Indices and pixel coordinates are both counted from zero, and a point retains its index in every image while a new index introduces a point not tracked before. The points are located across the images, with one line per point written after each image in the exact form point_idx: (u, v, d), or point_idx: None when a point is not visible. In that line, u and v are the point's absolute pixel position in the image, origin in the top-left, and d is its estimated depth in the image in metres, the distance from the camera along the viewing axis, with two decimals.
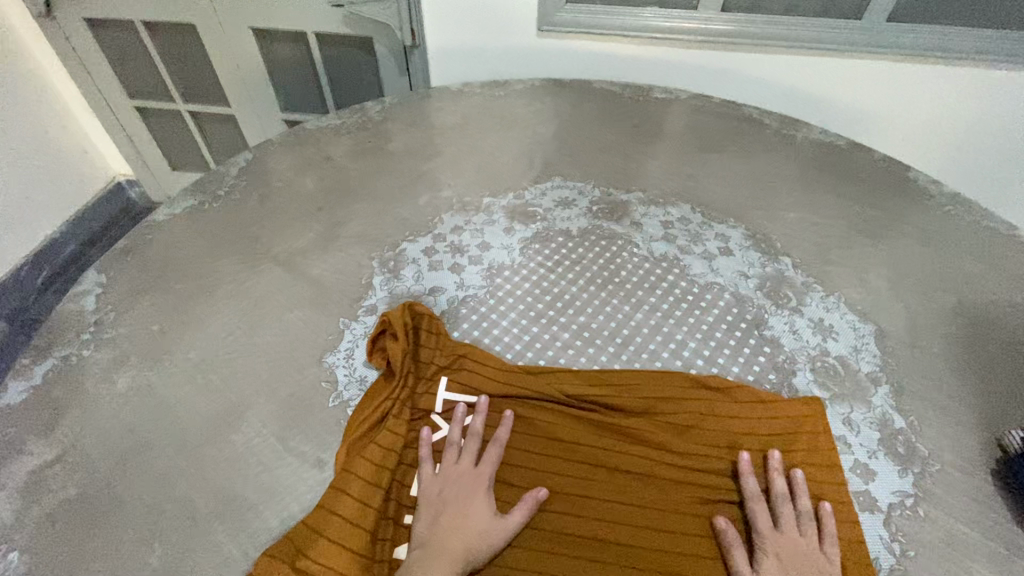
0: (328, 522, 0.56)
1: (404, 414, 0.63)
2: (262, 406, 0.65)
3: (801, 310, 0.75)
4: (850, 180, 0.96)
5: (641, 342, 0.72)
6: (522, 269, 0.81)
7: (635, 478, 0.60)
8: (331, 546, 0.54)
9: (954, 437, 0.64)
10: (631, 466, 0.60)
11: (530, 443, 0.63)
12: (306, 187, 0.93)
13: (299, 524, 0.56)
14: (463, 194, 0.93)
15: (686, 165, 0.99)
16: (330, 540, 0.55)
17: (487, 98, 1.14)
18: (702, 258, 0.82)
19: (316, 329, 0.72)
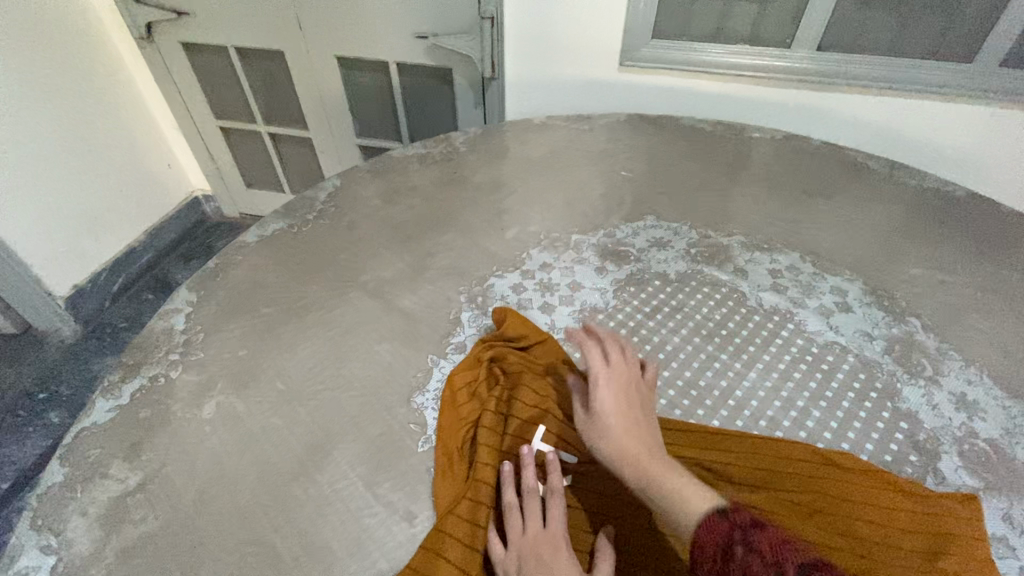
0: None
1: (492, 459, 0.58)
2: (346, 445, 0.62)
3: (939, 381, 0.66)
4: (976, 232, 0.86)
5: (756, 406, 0.64)
6: (617, 314, 0.76)
7: None
8: None
9: None
10: None
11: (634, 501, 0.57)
12: (392, 214, 0.92)
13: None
14: (550, 229, 0.90)
15: (788, 209, 0.93)
16: None
17: (570, 132, 1.12)
18: (818, 313, 0.74)
19: (401, 364, 0.69)
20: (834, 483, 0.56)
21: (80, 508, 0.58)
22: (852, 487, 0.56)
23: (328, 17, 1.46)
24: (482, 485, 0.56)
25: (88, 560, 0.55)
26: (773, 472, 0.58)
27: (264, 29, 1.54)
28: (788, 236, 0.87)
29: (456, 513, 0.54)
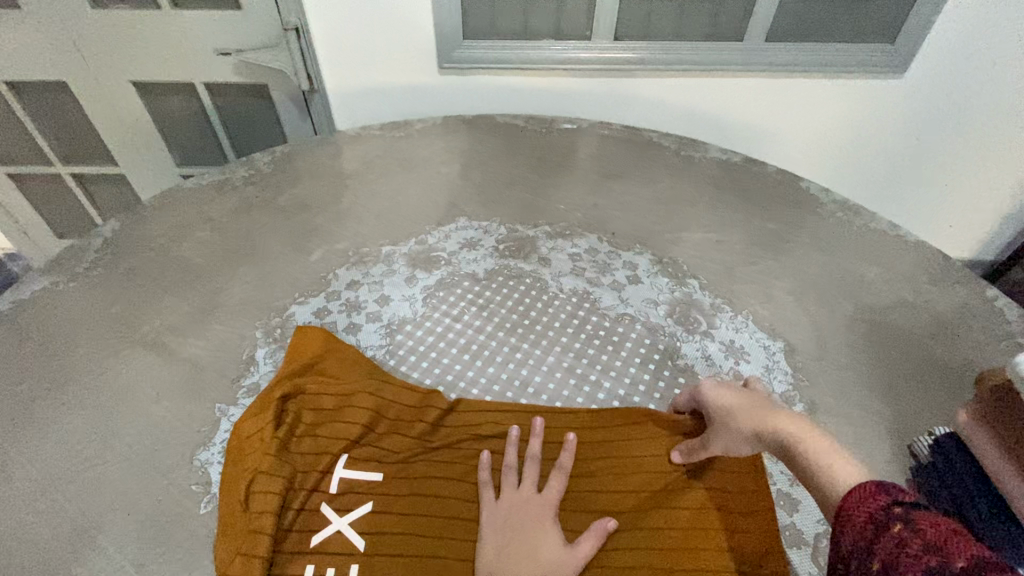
0: None
1: (271, 505, 0.54)
2: (115, 525, 0.55)
3: (712, 334, 0.73)
4: (750, 194, 0.97)
5: (553, 389, 0.68)
6: (425, 322, 0.75)
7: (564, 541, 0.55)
8: None
9: (867, 450, 0.62)
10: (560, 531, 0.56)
11: (444, 509, 0.57)
12: (183, 254, 0.84)
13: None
14: (361, 244, 0.87)
15: (593, 194, 0.98)
16: None
17: (386, 141, 1.09)
18: (611, 289, 0.80)
19: (184, 421, 0.63)
20: (604, 446, 0.62)
21: None
22: (621, 445, 0.62)
23: (108, 41, 1.30)
24: (258, 535, 0.53)
25: None
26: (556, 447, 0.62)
27: (34, 59, 1.33)
28: (590, 220, 0.92)
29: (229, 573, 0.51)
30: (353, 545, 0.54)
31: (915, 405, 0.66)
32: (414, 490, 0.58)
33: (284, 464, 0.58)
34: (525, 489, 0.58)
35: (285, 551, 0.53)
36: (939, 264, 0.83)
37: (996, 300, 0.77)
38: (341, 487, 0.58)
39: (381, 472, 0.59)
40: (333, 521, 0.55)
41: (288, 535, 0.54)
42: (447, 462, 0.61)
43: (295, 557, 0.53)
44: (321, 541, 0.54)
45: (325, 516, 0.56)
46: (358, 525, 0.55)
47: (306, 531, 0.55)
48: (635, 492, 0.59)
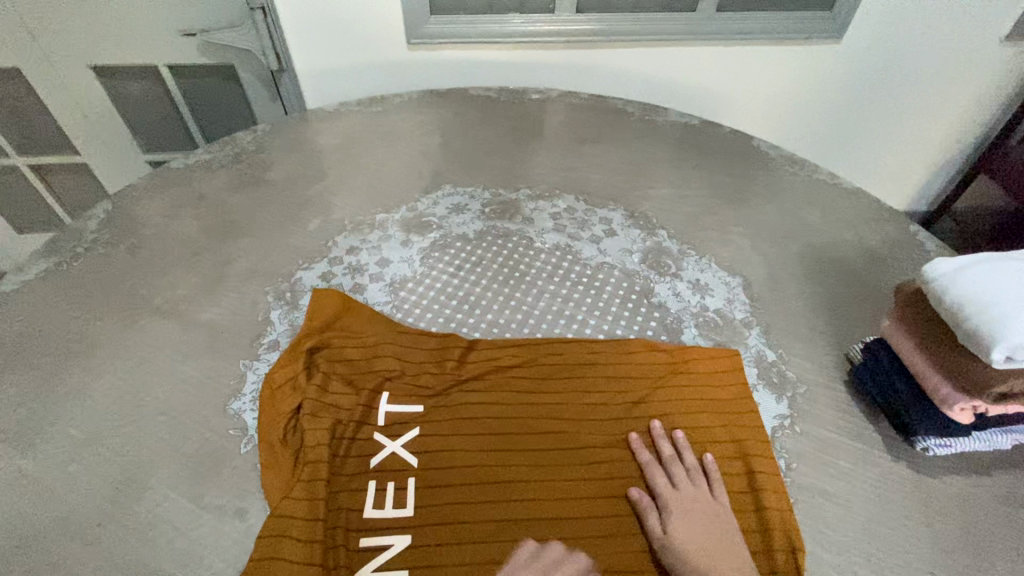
0: (282, 555, 0.55)
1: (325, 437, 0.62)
2: (164, 468, 0.61)
3: (680, 275, 0.83)
4: (708, 153, 1.07)
5: (548, 328, 0.76)
6: (425, 279, 0.82)
7: (589, 442, 0.64)
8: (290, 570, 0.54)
9: (813, 360, 0.73)
10: (582, 434, 0.64)
11: (480, 427, 0.65)
12: (182, 230, 0.88)
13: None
14: (354, 213, 0.92)
15: (565, 157, 1.06)
16: (289, 564, 0.55)
17: (365, 116, 1.13)
18: (591, 242, 0.89)
19: (212, 378, 0.69)
20: (610, 366, 0.70)
21: None
22: (625, 365, 0.71)
23: (69, 27, 1.27)
24: (317, 463, 0.60)
25: None
26: (569, 370, 0.70)
27: None
28: (566, 182, 1.01)
29: (293, 495, 0.58)
30: (406, 462, 0.62)
31: (851, 322, 0.78)
32: (452, 417, 0.65)
33: (327, 405, 0.65)
34: (551, 410, 0.66)
35: (345, 474, 0.61)
36: (870, 206, 0.95)
37: (917, 234, 0.90)
38: (387, 418, 0.65)
39: (420, 404, 0.66)
40: (385, 446, 0.63)
41: (344, 460, 0.62)
42: (478, 390, 0.68)
43: (355, 477, 0.60)
44: (379, 462, 0.62)
45: (379, 442, 0.63)
46: (408, 448, 0.63)
47: (362, 456, 0.62)
48: (644, 400, 0.68)
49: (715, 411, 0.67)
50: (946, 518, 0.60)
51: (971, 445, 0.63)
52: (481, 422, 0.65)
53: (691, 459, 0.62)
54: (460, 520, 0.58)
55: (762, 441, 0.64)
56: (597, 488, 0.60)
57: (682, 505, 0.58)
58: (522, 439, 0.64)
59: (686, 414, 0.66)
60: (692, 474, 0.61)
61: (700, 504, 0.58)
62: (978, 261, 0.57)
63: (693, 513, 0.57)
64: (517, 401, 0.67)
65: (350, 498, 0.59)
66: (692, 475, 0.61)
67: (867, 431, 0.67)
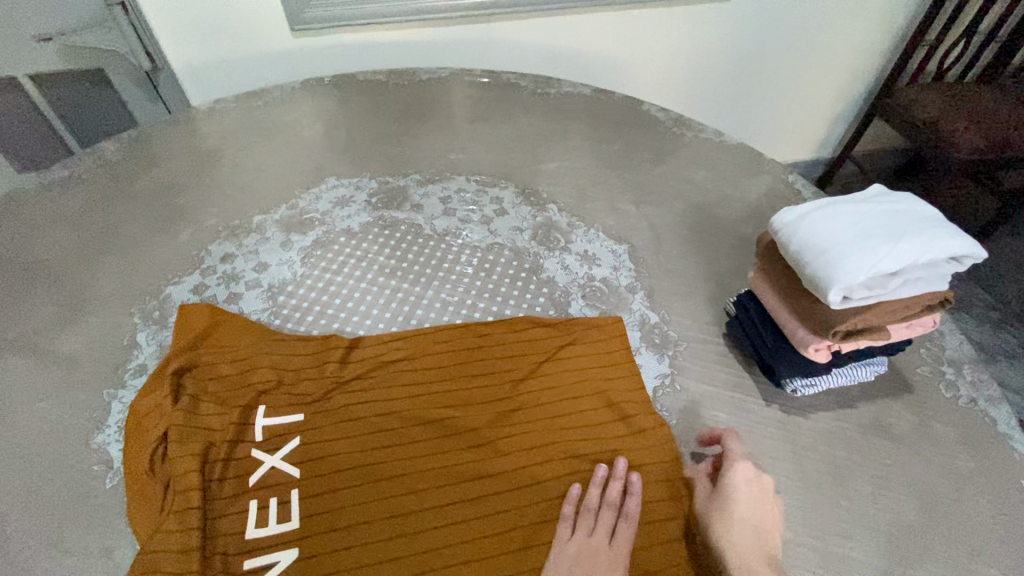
0: None
1: (194, 463, 0.58)
2: (18, 516, 0.57)
3: (569, 248, 0.84)
4: (599, 122, 1.07)
5: (435, 317, 0.74)
6: (306, 280, 0.78)
7: (477, 428, 0.63)
8: None
9: (694, 317, 0.75)
10: (472, 422, 0.63)
11: (364, 428, 0.63)
12: (34, 257, 0.81)
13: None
14: (231, 218, 0.88)
15: (458, 139, 1.03)
16: None
17: (244, 113, 1.07)
18: (480, 224, 0.87)
19: (72, 412, 0.64)
20: (497, 348, 0.70)
21: None
22: (510, 346, 0.70)
23: None
24: (189, 492, 0.56)
25: None
26: (455, 358, 0.69)
27: None
28: (458, 164, 0.99)
29: (165, 528, 0.55)
30: (288, 475, 0.59)
31: (730, 277, 0.81)
32: (336, 421, 0.63)
33: (197, 428, 0.61)
34: (439, 402, 0.65)
35: (222, 497, 0.58)
36: (752, 161, 0.98)
37: (794, 184, 0.93)
38: (265, 433, 0.62)
39: (301, 413, 0.64)
40: (266, 461, 0.60)
41: (220, 483, 0.58)
42: (362, 392, 0.66)
43: (232, 499, 0.57)
44: (257, 480, 0.59)
45: (257, 459, 0.60)
46: (289, 461, 0.60)
47: (240, 476, 0.59)
48: (532, 378, 0.67)
49: (600, 381, 0.67)
50: (812, 453, 0.64)
51: (834, 380, 0.67)
52: (366, 421, 0.63)
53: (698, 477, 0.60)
54: (348, 523, 0.56)
55: (645, 404, 0.66)
56: (487, 474, 0.60)
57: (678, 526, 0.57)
58: (411, 432, 0.63)
59: (572, 387, 0.67)
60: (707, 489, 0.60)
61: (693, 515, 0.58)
62: (816, 208, 0.60)
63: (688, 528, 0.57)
64: (403, 397, 0.65)
65: (231, 522, 0.56)
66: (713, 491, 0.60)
67: (742, 380, 0.70)
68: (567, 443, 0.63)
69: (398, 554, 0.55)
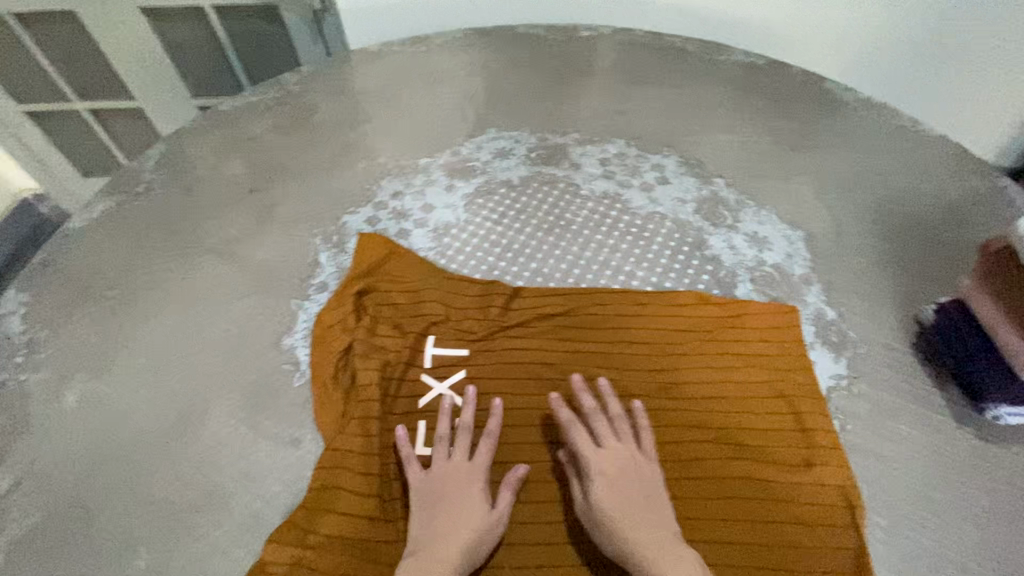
0: (339, 479, 0.58)
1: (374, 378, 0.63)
2: (223, 398, 0.64)
3: (737, 227, 0.79)
4: (772, 96, 0.98)
5: (593, 278, 0.74)
6: (468, 226, 0.80)
7: (635, 394, 0.63)
8: (347, 496, 0.57)
9: (877, 320, 0.69)
10: (629, 387, 0.63)
11: (524, 375, 0.64)
12: (229, 173, 0.89)
13: (302, 509, 0.56)
14: (398, 157, 0.91)
15: (617, 102, 0.99)
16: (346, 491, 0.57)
17: (407, 56, 1.09)
18: (641, 190, 0.84)
19: (265, 316, 0.71)
20: (660, 319, 0.68)
21: None
22: (672, 318, 0.68)
23: None
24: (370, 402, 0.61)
25: None
26: (614, 322, 0.68)
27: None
28: (617, 126, 0.94)
29: (348, 431, 0.60)
30: (453, 405, 0.62)
31: (921, 282, 0.73)
32: (498, 362, 0.65)
33: (375, 347, 0.66)
34: (598, 364, 0.65)
35: (396, 413, 0.62)
36: (956, 155, 0.86)
37: (1008, 187, 0.81)
38: (433, 361, 0.65)
39: (466, 349, 0.66)
40: (434, 387, 0.64)
41: (394, 400, 0.63)
42: (522, 339, 0.67)
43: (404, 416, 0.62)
44: (426, 403, 0.63)
45: (426, 385, 0.64)
46: (455, 392, 0.63)
47: (411, 397, 0.63)
48: (694, 355, 0.65)
49: (768, 370, 0.64)
50: (1009, 486, 0.58)
51: None
52: (526, 368, 0.65)
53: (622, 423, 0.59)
54: (507, 460, 0.60)
55: (815, 403, 0.62)
56: None
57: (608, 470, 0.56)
58: (568, 387, 0.63)
59: (735, 372, 0.64)
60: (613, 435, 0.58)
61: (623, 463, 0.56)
62: None
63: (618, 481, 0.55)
64: (561, 351, 0.66)
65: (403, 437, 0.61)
66: (617, 430, 0.58)
67: (931, 395, 0.63)
68: (727, 427, 0.60)
69: (553, 497, 0.58)
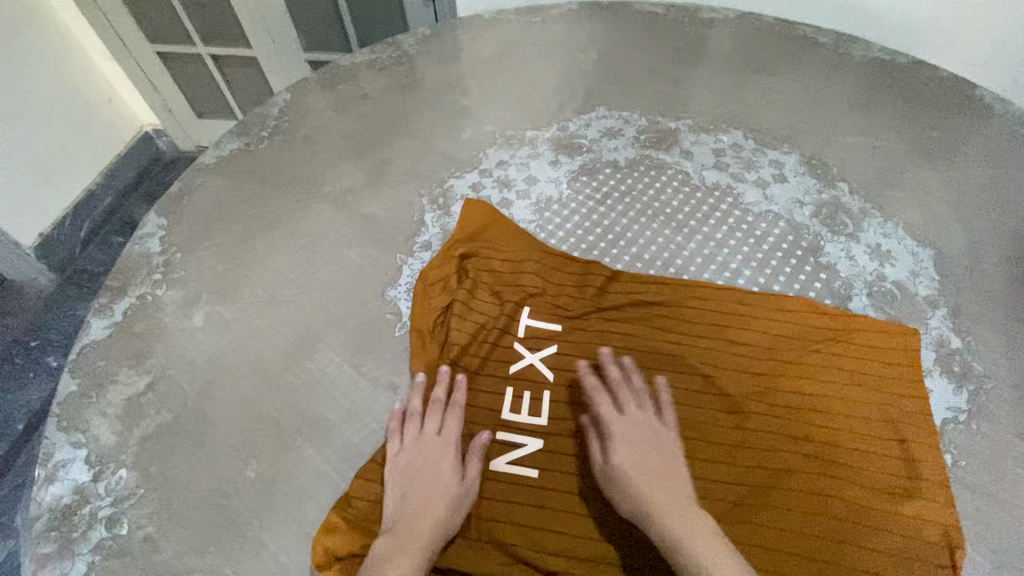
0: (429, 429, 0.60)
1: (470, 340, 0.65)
2: (330, 338, 0.69)
3: (858, 237, 0.74)
4: (913, 99, 0.89)
5: (696, 271, 0.72)
6: (571, 202, 0.80)
7: (728, 394, 0.61)
8: None
9: (1010, 355, 0.63)
10: (723, 386, 0.61)
11: (616, 358, 0.64)
12: (346, 126, 0.93)
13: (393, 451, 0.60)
14: (506, 126, 0.91)
15: (738, 90, 0.93)
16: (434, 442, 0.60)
17: (521, 25, 1.08)
18: (756, 186, 0.80)
19: (372, 267, 0.75)
20: (762, 322, 0.65)
21: (99, 410, 0.65)
22: (775, 323, 0.65)
23: None
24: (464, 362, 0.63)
25: (113, 451, 0.62)
26: (712, 318, 0.66)
27: None
28: (735, 117, 0.90)
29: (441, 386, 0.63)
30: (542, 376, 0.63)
31: None
32: (591, 342, 0.65)
33: (473, 310, 0.68)
34: (692, 358, 0.63)
35: (486, 375, 0.64)
36: None
37: None
38: (526, 332, 0.66)
39: (560, 324, 0.67)
40: (525, 356, 0.65)
41: (486, 362, 0.65)
42: (617, 323, 0.67)
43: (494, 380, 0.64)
44: (517, 371, 0.64)
45: (517, 353, 0.65)
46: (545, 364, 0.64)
47: (502, 362, 0.65)
48: (796, 363, 0.62)
49: (876, 391, 0.60)
50: None
51: None
52: (619, 352, 0.64)
53: (640, 384, 0.61)
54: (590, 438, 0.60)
55: (926, 434, 0.58)
56: (731, 442, 0.58)
57: (627, 436, 0.57)
58: (660, 376, 0.63)
59: (839, 388, 0.61)
60: (643, 400, 0.60)
61: (640, 429, 0.57)
62: None
63: (635, 448, 0.56)
64: (655, 339, 0.65)
65: (492, 399, 0.62)
66: (639, 399, 0.60)
67: None
68: (824, 442, 0.58)
69: None
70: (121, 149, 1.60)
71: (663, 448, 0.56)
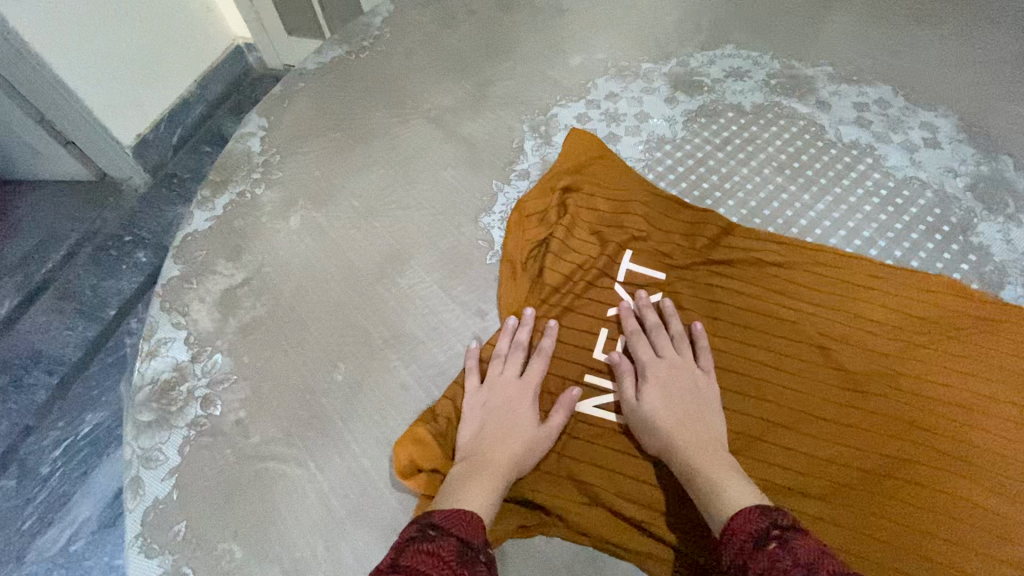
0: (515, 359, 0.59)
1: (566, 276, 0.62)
2: (420, 256, 0.68)
3: (1021, 219, 0.64)
4: None
5: (820, 234, 0.65)
6: (685, 145, 0.74)
7: (845, 370, 0.56)
8: None
9: None
10: (839, 361, 0.56)
11: (721, 315, 0.60)
12: (449, 43, 0.88)
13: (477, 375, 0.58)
14: (619, 56, 0.83)
15: (893, 38, 0.81)
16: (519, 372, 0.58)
17: None
18: (901, 148, 0.71)
19: (468, 190, 0.72)
20: (894, 299, 0.58)
21: (199, 296, 0.67)
22: (909, 302, 0.58)
23: None
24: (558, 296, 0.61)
25: (210, 336, 0.65)
26: (836, 287, 0.60)
27: None
28: (886, 68, 0.78)
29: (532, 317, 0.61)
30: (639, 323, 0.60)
31: None
32: (695, 295, 0.61)
33: (571, 245, 0.64)
34: (808, 327, 0.58)
35: (578, 312, 0.61)
36: None
37: None
38: (626, 275, 0.63)
39: (663, 272, 0.62)
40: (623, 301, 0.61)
41: (580, 300, 0.62)
42: (727, 279, 0.61)
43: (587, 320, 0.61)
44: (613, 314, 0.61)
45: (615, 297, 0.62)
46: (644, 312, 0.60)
47: (597, 303, 0.62)
48: (928, 349, 0.56)
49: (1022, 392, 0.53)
50: None
51: None
52: (725, 308, 0.60)
53: (675, 328, 0.58)
54: None
55: None
56: (840, 420, 0.53)
57: (663, 378, 0.54)
58: (769, 341, 0.58)
59: (977, 382, 0.54)
60: (676, 343, 0.57)
61: (677, 373, 0.55)
62: None
63: (676, 394, 0.53)
64: (768, 301, 0.60)
65: (582, 338, 0.60)
66: (676, 343, 0.57)
67: None
68: (951, 438, 0.52)
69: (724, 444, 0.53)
70: (219, 55, 1.40)
71: (707, 400, 0.53)
